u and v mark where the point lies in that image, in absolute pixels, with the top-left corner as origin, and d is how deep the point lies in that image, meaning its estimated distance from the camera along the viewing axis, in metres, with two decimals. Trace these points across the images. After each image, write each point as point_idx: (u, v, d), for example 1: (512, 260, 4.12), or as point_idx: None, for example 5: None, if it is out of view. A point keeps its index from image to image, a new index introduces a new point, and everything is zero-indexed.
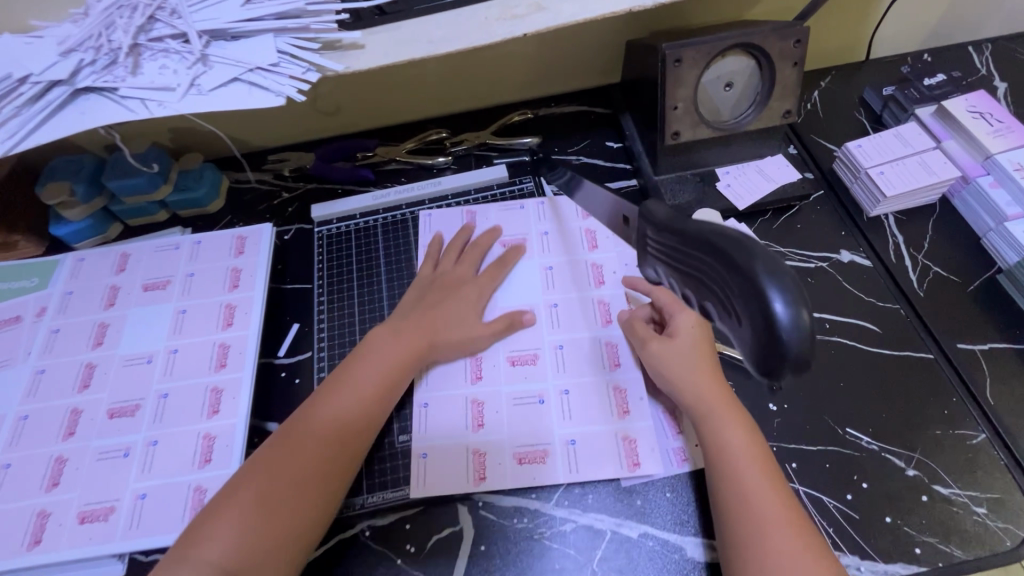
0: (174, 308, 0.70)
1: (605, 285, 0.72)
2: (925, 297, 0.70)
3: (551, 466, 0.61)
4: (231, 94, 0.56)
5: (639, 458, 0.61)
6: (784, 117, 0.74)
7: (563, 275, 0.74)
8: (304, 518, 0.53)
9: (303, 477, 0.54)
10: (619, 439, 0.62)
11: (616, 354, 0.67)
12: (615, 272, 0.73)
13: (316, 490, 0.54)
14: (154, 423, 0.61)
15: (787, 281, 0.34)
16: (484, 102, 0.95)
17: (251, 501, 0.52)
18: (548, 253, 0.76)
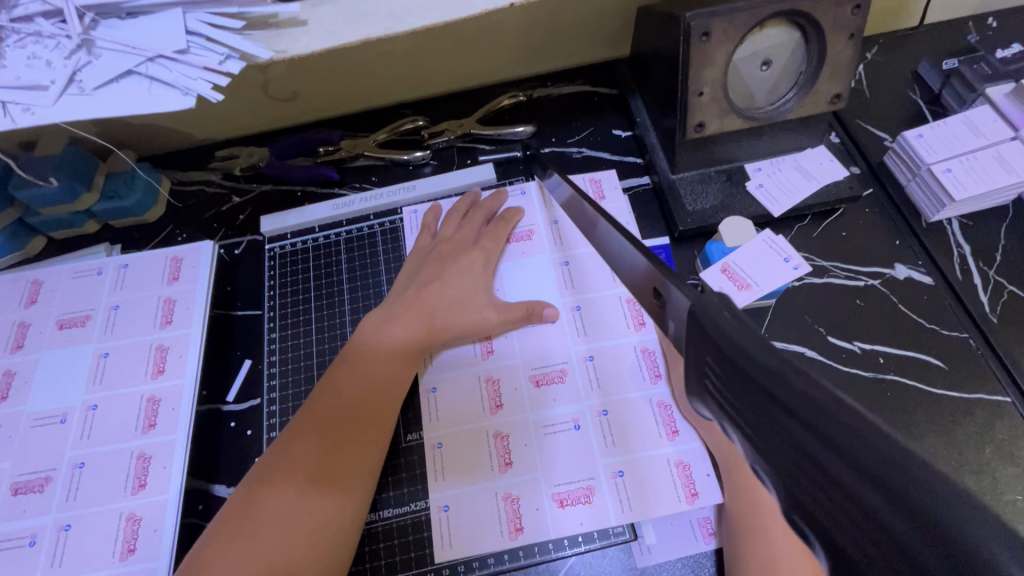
0: (93, 351, 0.58)
1: None
2: (999, 324, 0.58)
3: (600, 509, 0.50)
4: (124, 93, 0.43)
5: (697, 488, 0.50)
6: (833, 102, 0.61)
7: (579, 273, 0.61)
8: (346, 493, 0.47)
9: (329, 456, 0.48)
10: (672, 466, 0.51)
11: (657, 364, 0.55)
12: None
13: (353, 463, 0.49)
14: (67, 502, 0.51)
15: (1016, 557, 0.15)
16: (468, 83, 0.80)
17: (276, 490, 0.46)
18: (563, 245, 0.62)
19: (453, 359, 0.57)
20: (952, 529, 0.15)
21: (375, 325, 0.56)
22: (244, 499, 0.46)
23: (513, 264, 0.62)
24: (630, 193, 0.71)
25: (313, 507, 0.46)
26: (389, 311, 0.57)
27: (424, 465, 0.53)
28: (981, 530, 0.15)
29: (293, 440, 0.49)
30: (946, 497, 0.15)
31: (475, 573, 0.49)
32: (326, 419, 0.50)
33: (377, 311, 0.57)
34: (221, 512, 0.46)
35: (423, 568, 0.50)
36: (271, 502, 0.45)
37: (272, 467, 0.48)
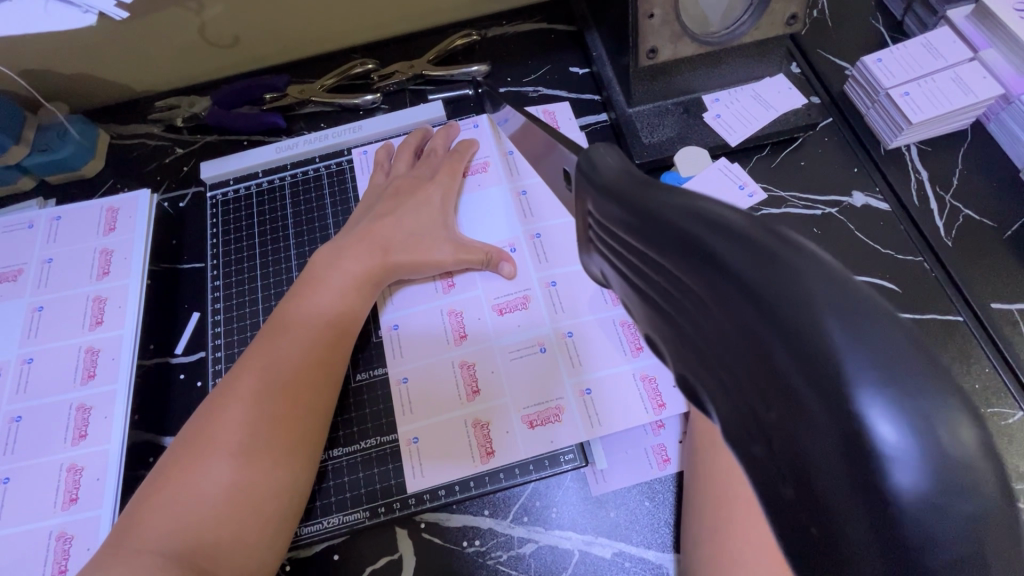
0: (27, 305, 0.55)
1: None
2: (954, 247, 0.58)
3: (570, 427, 0.49)
4: (15, 12, 0.39)
5: (664, 399, 0.50)
6: (788, 25, 0.58)
7: (534, 204, 0.59)
8: (301, 435, 0.46)
9: (281, 396, 0.46)
10: (638, 380, 0.51)
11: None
12: None
13: (307, 402, 0.47)
14: (4, 455, 0.49)
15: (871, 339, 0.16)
16: (419, 23, 0.77)
17: (224, 432, 0.44)
18: (518, 175, 0.60)
19: (412, 294, 0.56)
20: (811, 318, 0.16)
21: (329, 257, 0.54)
22: (189, 443, 0.44)
23: (469, 199, 0.60)
24: (586, 130, 0.69)
25: (268, 435, 0.45)
26: (344, 242, 0.55)
27: (389, 401, 0.52)
28: (834, 319, 0.16)
29: (244, 375, 0.47)
30: (813, 283, 0.16)
31: (426, 505, 0.49)
32: (275, 359, 0.48)
33: (329, 245, 0.55)
34: (169, 451, 0.45)
35: (375, 502, 0.49)
36: (219, 445, 0.44)
37: (218, 410, 0.45)
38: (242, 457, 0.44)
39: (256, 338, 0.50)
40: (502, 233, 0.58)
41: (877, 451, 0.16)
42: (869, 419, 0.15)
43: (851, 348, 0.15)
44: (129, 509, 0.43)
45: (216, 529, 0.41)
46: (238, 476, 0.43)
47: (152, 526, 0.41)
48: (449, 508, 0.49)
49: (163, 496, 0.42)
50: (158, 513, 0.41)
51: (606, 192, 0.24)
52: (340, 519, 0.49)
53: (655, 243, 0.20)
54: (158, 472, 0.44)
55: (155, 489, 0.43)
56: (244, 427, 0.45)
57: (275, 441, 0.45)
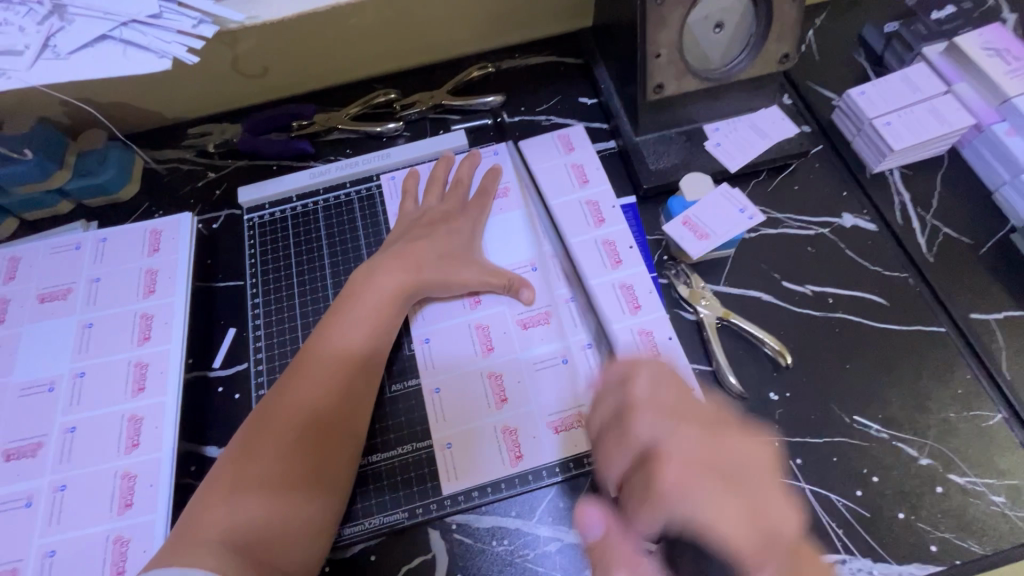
0: (77, 323, 0.59)
1: (606, 224, 0.61)
2: (935, 263, 0.64)
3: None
4: (98, 56, 0.44)
5: None
6: (782, 62, 0.64)
7: (555, 223, 0.63)
8: (326, 470, 0.49)
9: (307, 435, 0.49)
10: None
11: (635, 296, 0.57)
12: (615, 206, 0.63)
13: (333, 438, 0.50)
14: (61, 463, 0.52)
15: None
16: (438, 56, 0.82)
17: (254, 471, 0.47)
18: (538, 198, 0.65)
19: (443, 311, 0.60)
20: None
21: (354, 290, 0.57)
22: (220, 480, 0.47)
23: (493, 222, 0.64)
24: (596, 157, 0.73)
25: (314, 442, 0.49)
26: (367, 275, 0.58)
27: (423, 410, 0.55)
28: None
29: (291, 386, 0.51)
30: None
31: (459, 505, 0.52)
32: (303, 395, 0.50)
33: (352, 280, 0.58)
34: (224, 456, 0.48)
35: (412, 503, 0.53)
36: (250, 481, 0.46)
37: (249, 448, 0.48)
38: (272, 494, 0.46)
39: (282, 375, 0.52)
40: (524, 253, 0.62)
41: None
42: None
43: None
44: (186, 509, 0.46)
45: (268, 528, 0.44)
46: (267, 511, 0.45)
47: (208, 524, 0.44)
48: (478, 510, 0.53)
49: (218, 497, 0.45)
50: (214, 512, 0.45)
51: None
52: (379, 521, 0.52)
53: None
54: (192, 505, 0.46)
55: (186, 525, 0.44)
56: (274, 464, 0.47)
57: (303, 475, 0.47)
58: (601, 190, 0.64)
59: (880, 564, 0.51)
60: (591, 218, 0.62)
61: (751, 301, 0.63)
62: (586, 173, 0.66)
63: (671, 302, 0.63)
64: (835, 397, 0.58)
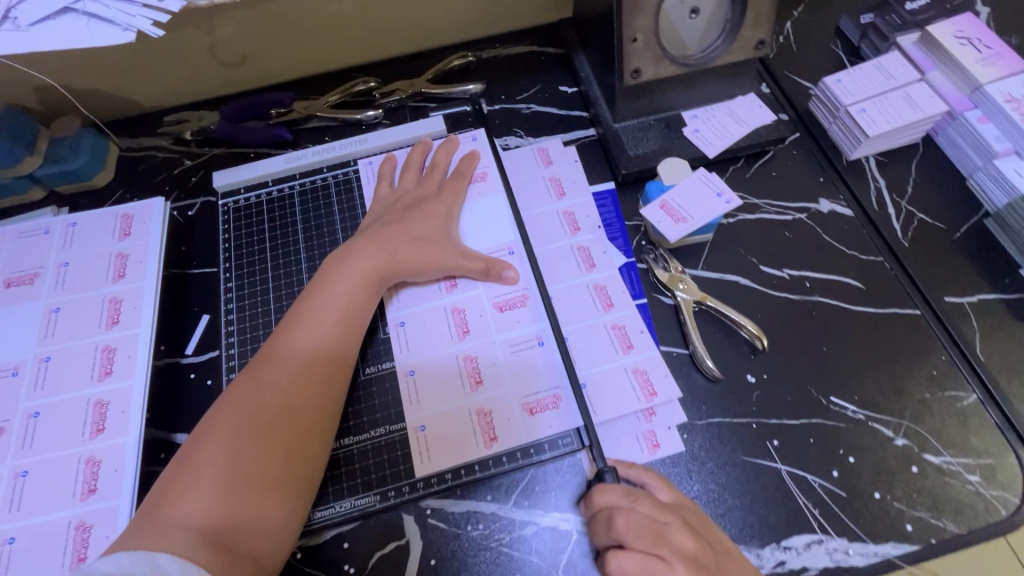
0: (44, 307, 0.57)
1: (582, 231, 0.64)
2: (910, 248, 0.64)
3: (566, 413, 0.53)
4: (62, 29, 0.43)
5: (655, 388, 0.55)
6: (757, 49, 0.65)
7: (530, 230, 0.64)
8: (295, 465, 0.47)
9: (279, 418, 0.48)
10: (629, 373, 0.56)
11: (608, 296, 0.60)
12: (590, 217, 0.65)
13: (303, 431, 0.48)
14: (23, 449, 0.51)
15: None
16: (418, 45, 0.82)
17: (218, 467, 0.45)
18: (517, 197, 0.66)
19: (419, 295, 0.59)
20: None
21: (324, 281, 0.55)
22: (179, 478, 0.44)
23: (470, 207, 0.64)
24: (576, 144, 0.73)
25: (286, 425, 0.48)
26: (338, 264, 0.56)
27: (397, 393, 0.55)
28: None
29: (265, 368, 0.50)
30: None
31: (433, 488, 0.51)
32: (268, 391, 0.49)
33: (322, 271, 0.57)
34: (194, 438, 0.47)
35: (385, 486, 0.52)
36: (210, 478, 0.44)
37: (208, 449, 0.46)
38: (237, 491, 0.44)
39: (248, 369, 0.51)
40: (502, 237, 0.62)
41: None
42: None
43: None
44: (153, 492, 0.45)
45: (236, 512, 0.43)
46: (232, 508, 0.43)
47: (175, 507, 0.43)
48: (452, 494, 0.52)
49: (185, 479, 0.44)
50: (180, 495, 0.43)
51: None
52: (351, 504, 0.51)
53: None
54: (148, 509, 0.44)
55: (143, 529, 0.42)
56: (240, 461, 0.45)
57: (271, 470, 0.46)
58: (576, 202, 0.66)
59: (857, 544, 0.51)
60: (567, 227, 0.65)
61: (728, 285, 0.63)
62: (563, 186, 0.67)
63: (650, 287, 0.62)
64: (812, 378, 0.58)
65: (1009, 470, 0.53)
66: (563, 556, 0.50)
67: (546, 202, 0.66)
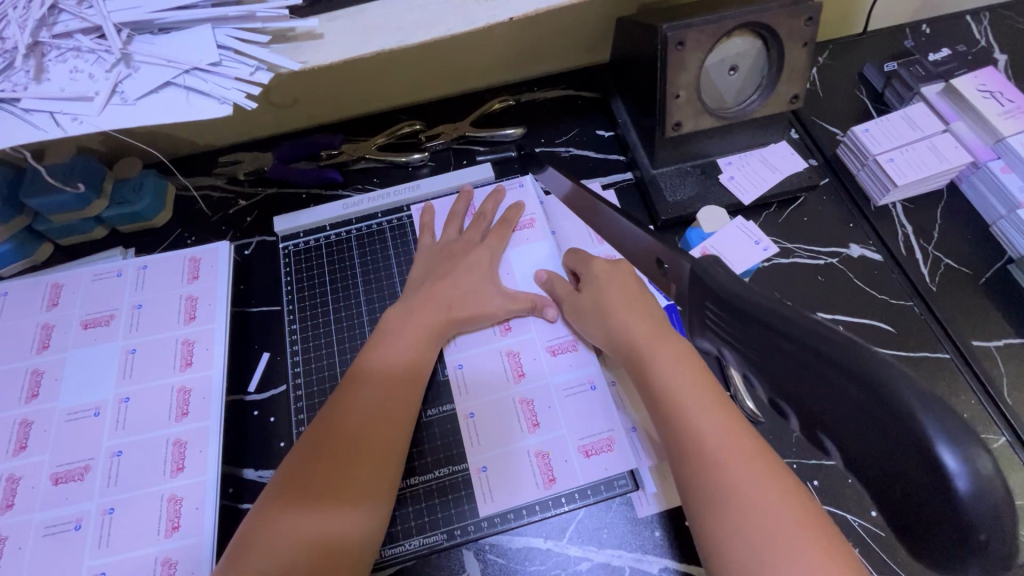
0: (121, 348, 0.61)
1: None
2: (937, 291, 0.67)
3: (621, 455, 0.56)
4: (164, 102, 0.47)
5: None
6: (791, 103, 0.68)
7: None
8: (372, 481, 0.51)
9: (358, 448, 0.52)
10: None
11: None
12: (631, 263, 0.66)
13: (375, 460, 0.52)
14: (108, 487, 0.54)
15: (951, 425, 0.25)
16: (460, 89, 0.86)
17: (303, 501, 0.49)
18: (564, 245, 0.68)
19: (474, 339, 0.62)
20: (881, 379, 0.26)
21: (388, 332, 0.59)
22: (268, 513, 0.48)
23: (518, 251, 0.68)
24: (615, 187, 0.77)
25: (364, 454, 0.52)
26: (401, 313, 0.61)
27: (458, 433, 0.58)
28: (913, 396, 0.26)
29: (345, 402, 0.54)
30: (881, 368, 0.27)
31: (495, 526, 0.55)
32: (347, 414, 0.53)
33: (385, 317, 0.61)
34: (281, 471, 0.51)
35: (450, 525, 0.55)
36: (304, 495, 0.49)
37: (300, 468, 0.51)
38: (318, 525, 0.48)
39: (331, 399, 0.55)
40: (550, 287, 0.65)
41: (943, 468, 0.25)
42: (941, 452, 0.25)
43: (918, 409, 0.26)
44: (246, 524, 0.49)
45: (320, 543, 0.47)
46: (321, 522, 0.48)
47: (267, 538, 0.47)
48: (511, 531, 0.55)
49: (276, 513, 0.48)
50: (271, 527, 0.47)
51: (723, 297, 0.35)
52: (420, 542, 0.54)
53: (744, 323, 0.34)
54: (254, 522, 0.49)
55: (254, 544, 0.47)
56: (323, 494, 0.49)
57: (352, 487, 0.50)
58: None
59: None
60: None
61: None
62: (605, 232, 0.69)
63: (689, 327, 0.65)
64: None
65: None
66: None
67: (588, 247, 0.67)
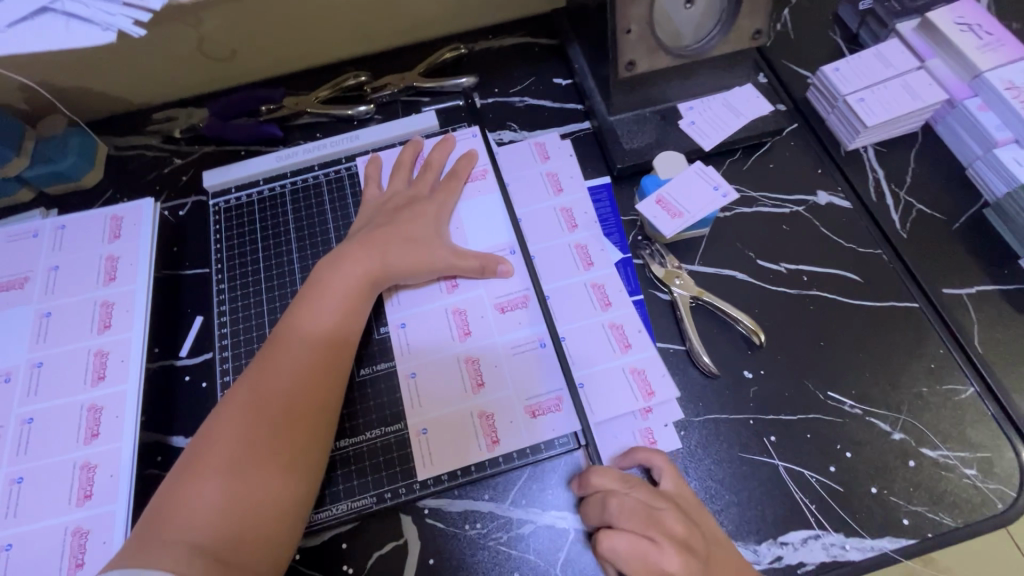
0: (35, 311, 0.57)
1: (579, 229, 0.63)
2: (908, 239, 0.63)
3: (568, 415, 0.53)
4: (41, 30, 0.42)
5: (653, 387, 0.55)
6: (754, 38, 0.64)
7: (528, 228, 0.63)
8: (312, 433, 0.49)
9: (280, 418, 0.48)
10: (628, 373, 0.56)
11: (606, 294, 0.59)
12: (587, 213, 0.64)
13: (301, 430, 0.49)
14: (18, 456, 0.51)
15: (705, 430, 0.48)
16: (409, 38, 0.80)
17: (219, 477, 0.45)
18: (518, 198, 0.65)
19: (418, 297, 0.59)
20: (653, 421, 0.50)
21: (318, 285, 0.55)
22: (180, 490, 0.45)
23: (469, 205, 0.64)
24: (571, 137, 0.72)
25: (285, 423, 0.48)
26: (330, 266, 0.56)
27: (397, 394, 0.55)
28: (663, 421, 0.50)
29: (270, 367, 0.51)
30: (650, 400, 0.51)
31: (429, 489, 0.52)
32: (277, 368, 0.50)
33: (315, 275, 0.56)
34: (198, 443, 0.48)
35: (381, 488, 0.52)
36: (216, 469, 0.45)
37: (212, 444, 0.47)
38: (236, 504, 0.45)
39: (258, 360, 0.52)
40: (495, 243, 0.61)
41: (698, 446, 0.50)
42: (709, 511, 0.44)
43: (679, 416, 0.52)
44: (156, 499, 0.46)
45: (234, 524, 0.44)
46: (231, 511, 0.44)
47: (175, 520, 0.44)
48: (449, 495, 0.52)
49: (187, 490, 0.45)
50: (182, 506, 0.44)
51: None
52: (348, 506, 0.51)
53: None
54: (157, 497, 0.46)
55: (146, 531, 0.44)
56: (238, 471, 0.46)
57: (274, 457, 0.47)
58: (574, 198, 0.65)
59: (854, 538, 0.51)
60: (565, 223, 0.64)
61: (725, 280, 0.62)
62: (561, 181, 0.67)
63: (647, 283, 0.62)
64: (809, 373, 0.57)
65: (1006, 463, 0.53)
66: (561, 555, 0.50)
67: (543, 199, 0.65)
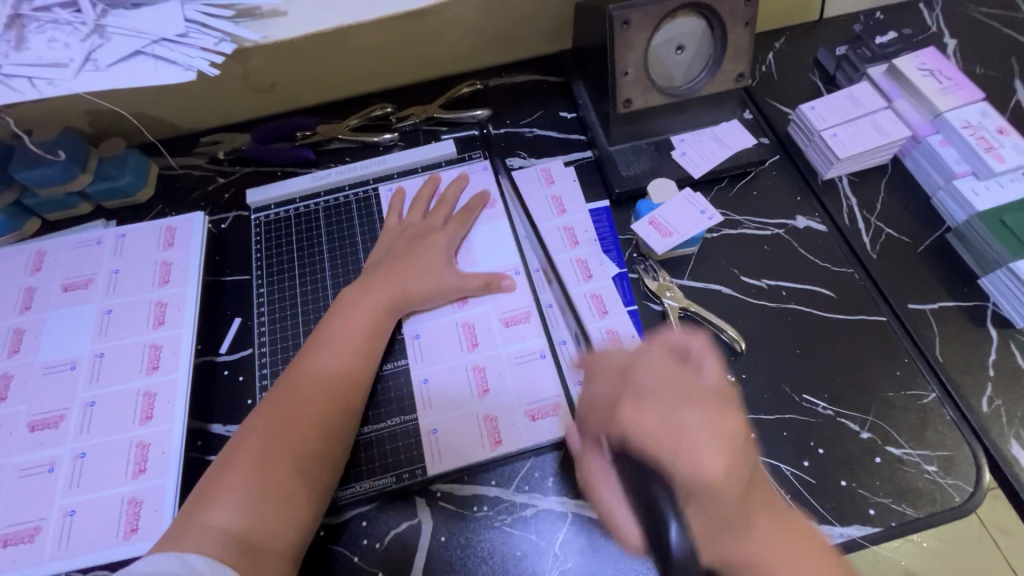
0: (97, 309, 0.64)
1: (580, 245, 0.70)
2: (877, 259, 0.70)
3: (563, 418, 0.59)
4: (134, 70, 0.51)
5: None
6: (737, 80, 0.72)
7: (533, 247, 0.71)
8: (334, 447, 0.55)
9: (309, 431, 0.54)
10: None
11: (603, 303, 0.66)
12: (587, 232, 0.72)
13: (326, 444, 0.54)
14: (81, 434, 0.57)
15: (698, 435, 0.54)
16: (431, 74, 0.89)
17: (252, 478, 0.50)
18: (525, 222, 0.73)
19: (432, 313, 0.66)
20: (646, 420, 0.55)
21: (346, 309, 0.62)
22: (216, 487, 0.50)
23: (480, 230, 0.72)
24: (574, 164, 0.80)
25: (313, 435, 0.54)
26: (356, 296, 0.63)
27: (411, 397, 0.62)
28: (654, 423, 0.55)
29: (302, 383, 0.57)
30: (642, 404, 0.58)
31: (441, 474, 0.58)
32: (309, 384, 0.56)
33: (340, 303, 0.63)
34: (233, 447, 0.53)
35: (399, 469, 0.58)
36: (245, 476, 0.50)
37: (241, 452, 0.52)
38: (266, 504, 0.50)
39: (291, 376, 0.58)
40: (504, 262, 0.69)
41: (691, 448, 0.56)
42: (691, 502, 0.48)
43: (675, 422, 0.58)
44: (192, 493, 0.51)
45: (261, 522, 0.49)
46: (257, 514, 0.49)
47: (211, 512, 0.48)
48: (458, 480, 0.59)
49: (223, 487, 0.50)
50: (218, 502, 0.49)
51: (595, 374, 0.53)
52: (370, 484, 0.58)
53: None
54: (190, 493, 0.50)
55: (178, 528, 0.48)
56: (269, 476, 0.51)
57: (301, 464, 0.52)
58: (576, 218, 0.73)
59: (824, 525, 0.56)
60: (567, 240, 0.71)
61: (712, 293, 0.69)
62: (564, 204, 0.74)
63: (641, 295, 0.69)
64: (786, 377, 0.64)
65: (964, 460, 0.59)
66: (559, 535, 0.56)
67: (548, 219, 0.73)
